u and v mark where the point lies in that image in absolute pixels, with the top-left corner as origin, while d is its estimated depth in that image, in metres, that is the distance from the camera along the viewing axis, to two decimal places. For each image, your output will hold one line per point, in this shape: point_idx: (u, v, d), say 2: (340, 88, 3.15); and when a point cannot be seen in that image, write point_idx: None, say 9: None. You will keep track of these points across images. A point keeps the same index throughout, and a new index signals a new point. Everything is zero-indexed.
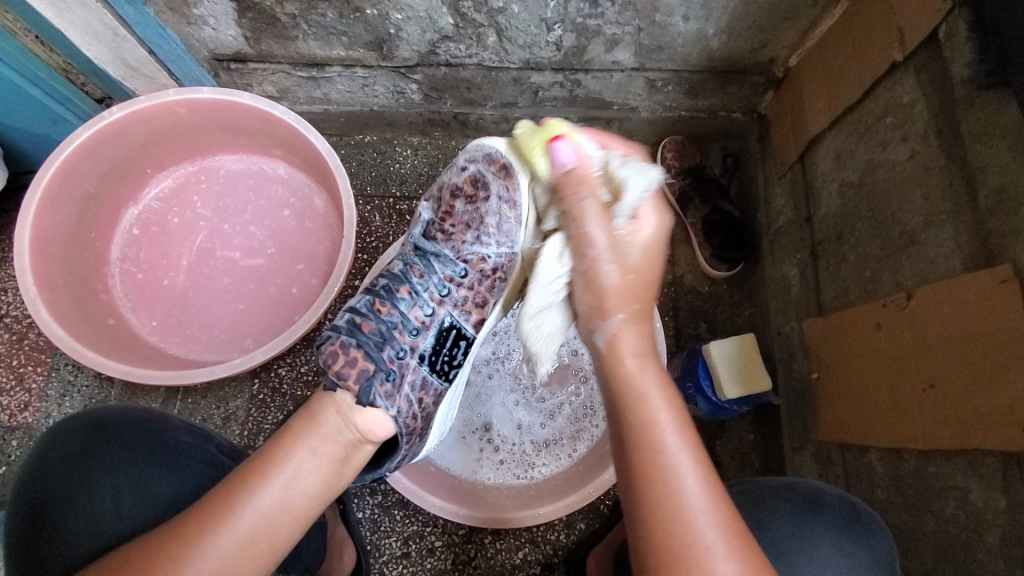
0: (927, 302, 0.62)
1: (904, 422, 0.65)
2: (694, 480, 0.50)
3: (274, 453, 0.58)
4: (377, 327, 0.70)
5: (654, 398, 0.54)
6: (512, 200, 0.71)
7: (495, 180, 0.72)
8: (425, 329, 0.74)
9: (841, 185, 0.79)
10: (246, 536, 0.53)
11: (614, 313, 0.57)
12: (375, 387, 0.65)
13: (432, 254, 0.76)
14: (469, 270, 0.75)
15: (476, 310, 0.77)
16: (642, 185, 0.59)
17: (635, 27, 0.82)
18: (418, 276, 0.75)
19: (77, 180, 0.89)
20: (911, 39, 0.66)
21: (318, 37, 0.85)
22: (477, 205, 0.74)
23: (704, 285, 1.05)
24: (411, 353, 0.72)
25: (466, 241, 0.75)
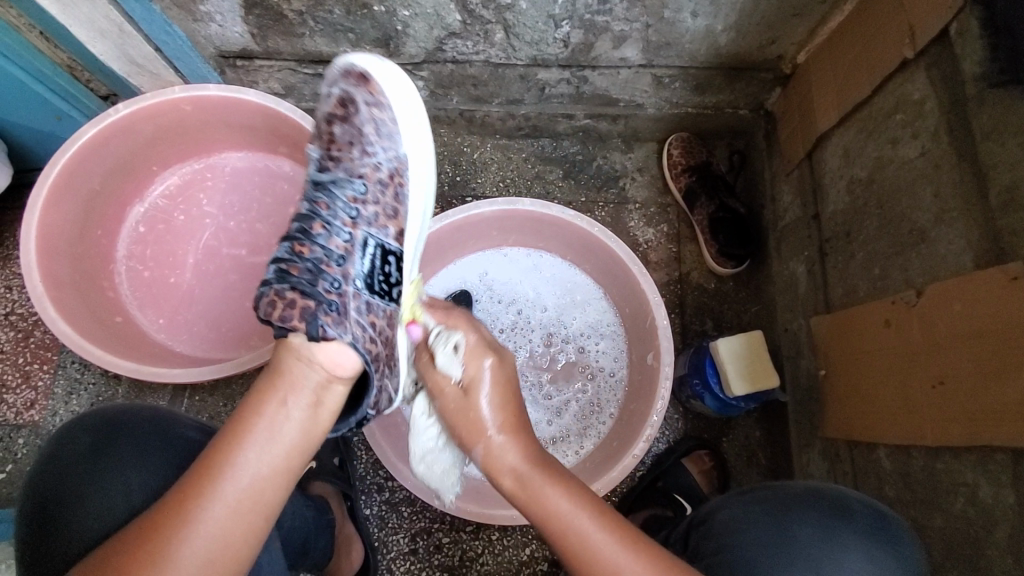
0: (938, 299, 0.62)
1: (913, 420, 0.65)
2: (616, 553, 0.50)
3: (244, 413, 0.55)
4: (303, 267, 0.62)
5: (543, 496, 0.54)
6: (378, 102, 0.70)
7: (358, 90, 0.71)
8: (351, 255, 0.66)
9: (849, 183, 0.79)
10: (237, 501, 0.52)
11: (482, 437, 0.59)
12: (321, 319, 0.59)
13: (325, 184, 0.68)
14: (367, 184, 0.69)
15: (393, 222, 0.70)
16: (450, 350, 0.64)
17: (643, 24, 0.81)
18: (326, 208, 0.67)
19: (83, 178, 0.89)
20: (921, 36, 0.66)
21: (324, 34, 0.85)
22: (351, 120, 0.70)
23: (711, 282, 1.05)
24: (347, 283, 0.64)
25: (354, 157, 0.69)
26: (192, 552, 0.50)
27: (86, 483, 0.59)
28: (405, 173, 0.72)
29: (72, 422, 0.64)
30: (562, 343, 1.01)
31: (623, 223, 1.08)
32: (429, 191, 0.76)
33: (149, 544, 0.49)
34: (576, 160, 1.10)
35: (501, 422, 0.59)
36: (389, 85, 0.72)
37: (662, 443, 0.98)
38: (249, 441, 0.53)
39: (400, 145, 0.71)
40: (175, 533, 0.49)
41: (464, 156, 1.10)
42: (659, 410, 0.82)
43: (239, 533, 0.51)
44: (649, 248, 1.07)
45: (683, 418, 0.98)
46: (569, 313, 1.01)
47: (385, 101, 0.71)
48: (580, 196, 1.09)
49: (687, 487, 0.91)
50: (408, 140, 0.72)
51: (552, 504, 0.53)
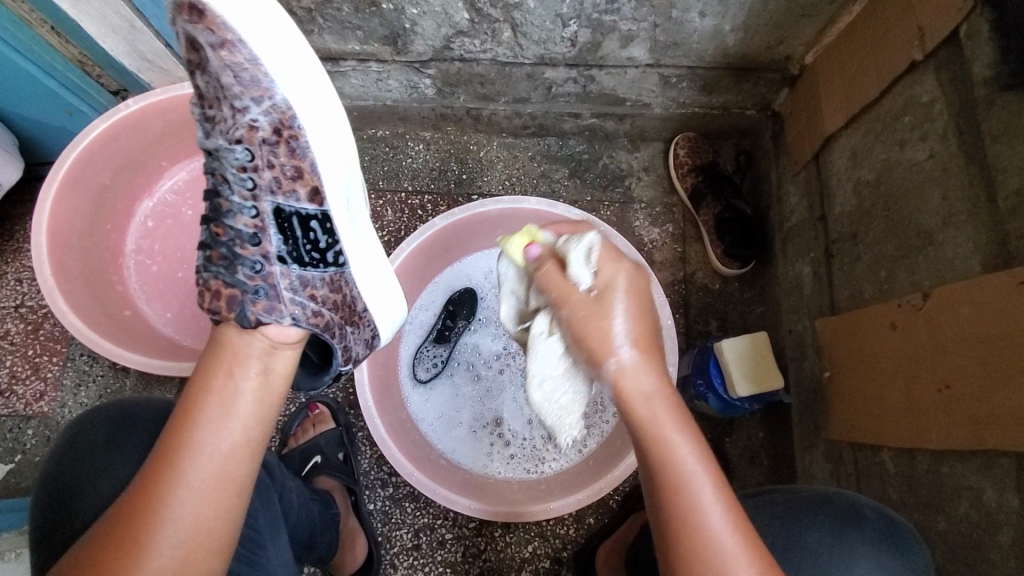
0: (943, 303, 0.62)
1: (918, 423, 0.65)
2: (718, 514, 0.48)
3: (191, 393, 0.56)
4: (223, 252, 0.65)
5: (671, 430, 0.51)
6: (223, 42, 0.63)
7: (198, 31, 0.63)
8: (264, 231, 0.66)
9: (856, 184, 0.79)
10: (205, 471, 0.53)
11: (611, 358, 0.54)
12: (249, 309, 0.61)
13: (215, 153, 0.67)
14: (251, 147, 0.65)
15: (300, 182, 0.67)
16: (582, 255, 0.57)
17: (651, 23, 0.81)
18: (226, 183, 0.67)
19: (92, 175, 0.89)
20: (930, 38, 0.66)
21: (333, 31, 0.85)
22: (208, 70, 0.64)
23: (715, 282, 1.05)
24: (268, 261, 0.65)
25: (228, 116, 0.65)
26: (170, 533, 0.51)
27: (97, 477, 0.60)
28: (292, 118, 0.66)
29: (80, 418, 0.65)
30: None
31: (628, 223, 1.08)
32: (339, 125, 0.70)
33: (131, 528, 0.50)
34: (582, 159, 1.10)
35: (634, 343, 0.54)
36: (233, 14, 0.63)
37: None
38: (204, 414, 0.55)
39: (272, 88, 0.65)
40: (148, 517, 0.50)
41: (470, 154, 1.10)
42: None
43: (214, 507, 0.53)
44: (654, 248, 1.07)
45: None
46: None
47: (232, 37, 0.63)
48: (587, 195, 1.09)
49: None
50: (281, 77, 0.65)
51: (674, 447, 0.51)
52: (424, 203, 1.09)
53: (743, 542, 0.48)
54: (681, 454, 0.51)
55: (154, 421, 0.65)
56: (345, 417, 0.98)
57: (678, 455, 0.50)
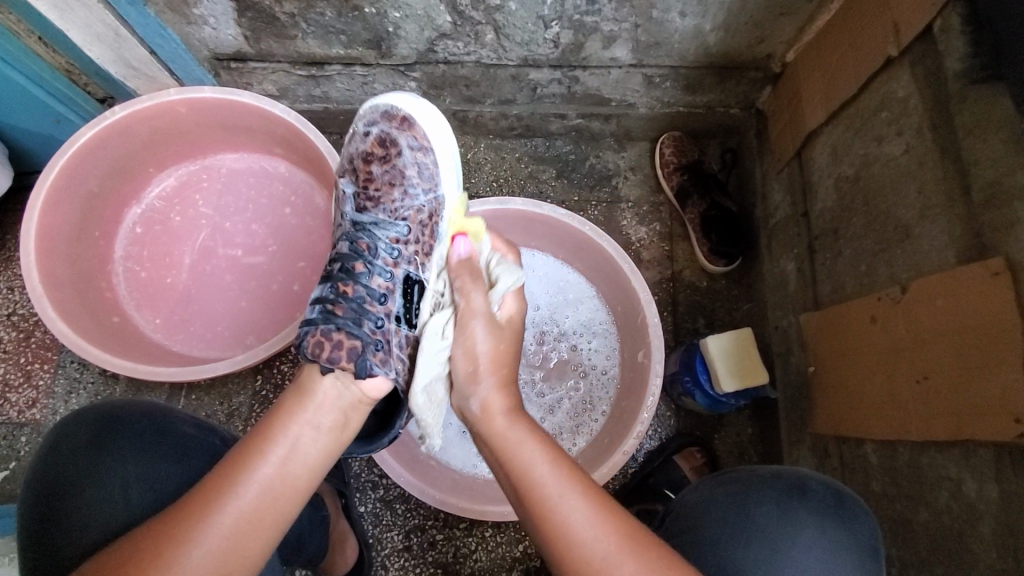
0: (921, 296, 0.63)
1: (899, 415, 0.65)
2: (573, 499, 0.53)
3: (267, 431, 0.56)
4: (349, 308, 0.65)
5: (524, 441, 0.58)
6: (423, 147, 0.71)
7: (402, 134, 0.71)
8: (393, 292, 0.68)
9: (837, 180, 0.80)
10: (260, 510, 0.53)
11: (477, 385, 0.64)
12: (370, 361, 0.62)
13: (368, 225, 0.69)
14: (410, 227, 0.70)
15: (430, 261, 0.73)
16: (510, 280, 0.71)
17: (632, 23, 0.82)
18: (367, 250, 0.68)
19: (80, 181, 0.90)
20: (905, 34, 0.67)
21: (316, 36, 0.86)
22: (395, 163, 0.70)
23: (703, 280, 1.05)
24: (388, 320, 0.67)
25: (395, 201, 0.70)
26: (203, 562, 0.50)
27: (82, 479, 0.60)
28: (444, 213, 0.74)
29: (64, 421, 0.65)
30: (555, 341, 1.01)
31: (616, 222, 1.09)
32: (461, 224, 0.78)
33: (171, 548, 0.50)
34: (569, 160, 1.10)
35: (493, 369, 0.65)
36: (432, 130, 0.73)
37: (654, 441, 0.98)
38: (276, 454, 0.55)
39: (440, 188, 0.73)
40: (188, 543, 0.50)
41: (457, 156, 1.11)
42: (649, 407, 0.83)
43: (254, 543, 0.53)
44: (641, 247, 1.07)
45: (675, 415, 0.99)
46: (561, 311, 1.01)
47: (428, 146, 0.72)
48: (574, 195, 1.10)
49: (677, 484, 0.91)
50: (449, 182, 0.74)
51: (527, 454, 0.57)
52: None
53: (597, 512, 0.52)
54: (533, 456, 0.56)
55: (141, 422, 0.65)
56: None
57: (521, 461, 0.56)
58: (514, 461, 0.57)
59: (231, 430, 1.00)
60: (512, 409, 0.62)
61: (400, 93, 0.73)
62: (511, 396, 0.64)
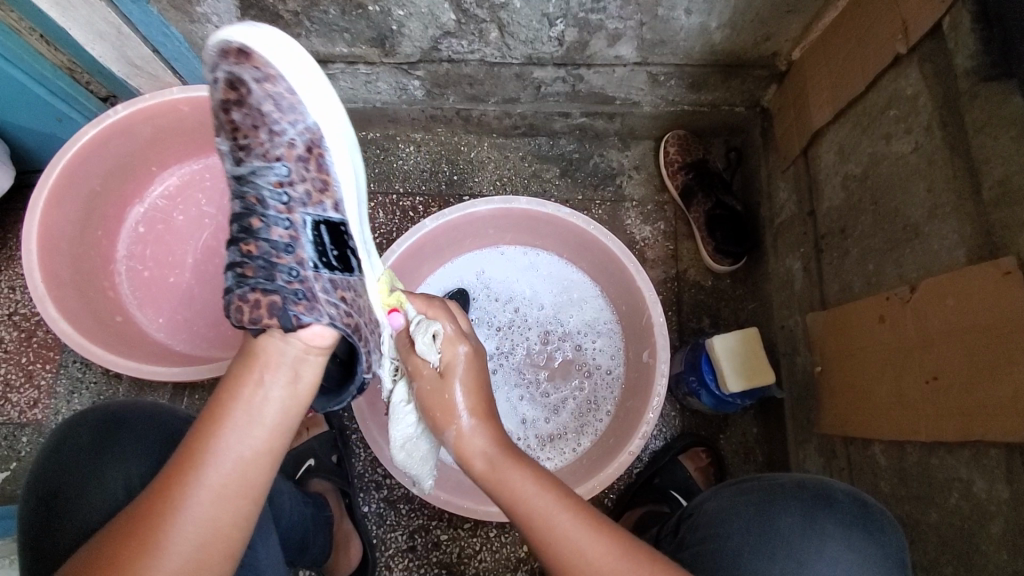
0: (929, 295, 0.62)
1: (908, 414, 0.65)
2: (571, 524, 0.53)
3: (219, 399, 0.56)
4: (258, 266, 0.63)
5: (508, 473, 0.57)
6: (268, 76, 0.65)
7: (243, 69, 0.65)
8: (298, 239, 0.65)
9: (844, 179, 0.79)
10: (225, 478, 0.52)
11: (452, 426, 0.61)
12: (290, 309, 0.60)
13: (249, 177, 0.67)
14: (287, 166, 0.67)
15: (327, 195, 0.68)
16: (426, 336, 0.65)
17: (637, 21, 0.82)
18: (258, 203, 0.66)
19: (83, 179, 0.89)
20: (914, 31, 0.66)
21: (321, 34, 0.85)
22: (249, 103, 0.66)
23: (707, 279, 1.05)
24: (303, 266, 0.64)
25: (263, 142, 0.66)
26: (185, 534, 0.50)
27: (84, 478, 0.60)
28: (323, 140, 0.68)
29: (67, 421, 0.65)
30: (559, 341, 1.01)
31: (620, 221, 1.08)
32: (352, 145, 0.72)
33: (146, 530, 0.49)
34: (573, 159, 1.10)
35: (465, 408, 0.62)
36: (274, 53, 0.66)
37: (659, 441, 0.97)
38: (231, 421, 0.54)
39: (306, 114, 0.67)
40: (166, 518, 0.50)
41: (461, 155, 1.11)
42: (655, 407, 0.83)
43: (232, 510, 0.52)
44: (646, 246, 1.07)
45: (680, 415, 0.98)
46: (565, 311, 1.01)
47: (275, 72, 0.66)
48: (577, 195, 1.09)
49: (683, 484, 0.91)
50: (312, 103, 0.67)
51: (516, 486, 0.56)
52: (416, 204, 1.09)
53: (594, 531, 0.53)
54: (521, 486, 0.56)
55: (144, 421, 0.65)
56: (339, 421, 0.97)
57: (527, 504, 0.55)
58: (518, 504, 0.55)
59: None
60: (498, 440, 0.60)
61: (237, 24, 0.67)
62: (493, 428, 0.61)
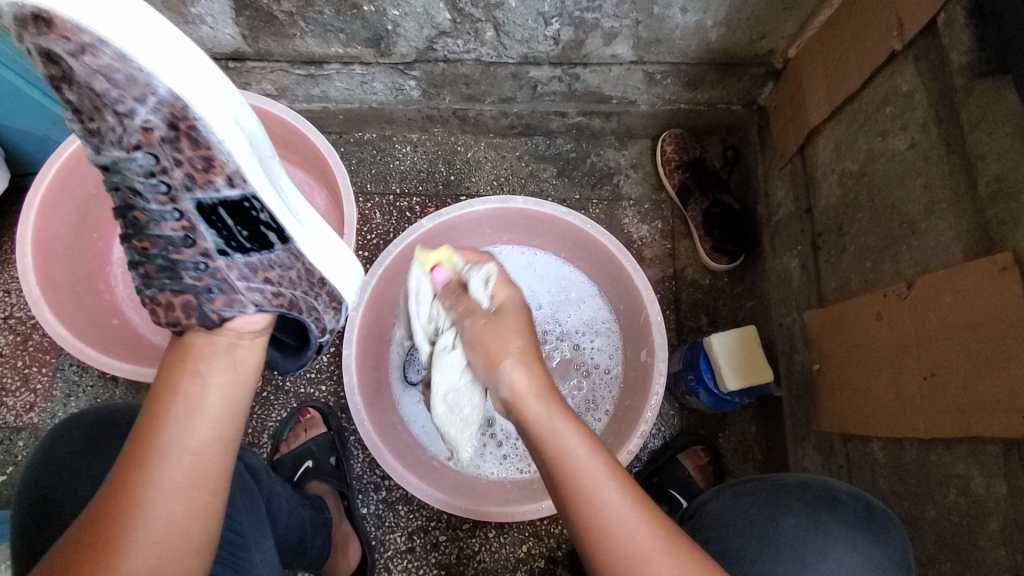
0: (928, 291, 0.62)
1: (905, 411, 0.65)
2: (612, 494, 0.51)
3: (157, 393, 0.54)
4: (161, 264, 0.61)
5: (558, 426, 0.54)
6: (84, 47, 0.52)
7: (49, 41, 0.52)
8: (195, 228, 0.61)
9: (841, 175, 0.79)
10: (176, 473, 0.51)
11: (504, 362, 0.57)
12: (207, 307, 0.59)
13: (114, 168, 0.60)
14: (152, 149, 0.58)
15: (215, 172, 0.60)
16: (480, 277, 0.66)
17: (633, 20, 0.82)
18: (137, 195, 0.60)
19: (77, 182, 0.89)
20: (909, 28, 0.66)
21: (316, 35, 0.85)
22: (78, 82, 0.55)
23: (705, 278, 1.04)
24: (210, 258, 0.61)
25: (116, 127, 0.57)
26: (149, 533, 0.48)
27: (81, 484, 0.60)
28: (185, 109, 0.58)
29: (60, 426, 0.64)
30: (557, 341, 1.00)
31: (617, 221, 1.08)
32: (224, 94, 0.61)
33: (105, 534, 0.47)
34: (570, 158, 1.10)
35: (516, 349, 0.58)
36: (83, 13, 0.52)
37: (657, 440, 0.97)
38: (172, 415, 0.52)
39: (154, 84, 0.55)
40: (123, 518, 0.48)
41: (458, 155, 1.10)
42: (654, 406, 0.82)
43: (187, 505, 0.50)
44: (643, 245, 1.07)
45: (678, 414, 0.97)
46: (563, 310, 1.01)
47: (90, 37, 0.52)
48: (574, 194, 1.09)
49: (683, 483, 0.91)
50: (158, 66, 0.56)
51: (564, 442, 0.53)
52: (413, 204, 1.09)
53: (635, 506, 0.51)
54: (571, 444, 0.53)
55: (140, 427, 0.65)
56: (337, 422, 0.97)
57: (572, 466, 0.52)
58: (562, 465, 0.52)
59: None
60: (542, 388, 0.56)
61: None
62: (538, 370, 0.57)
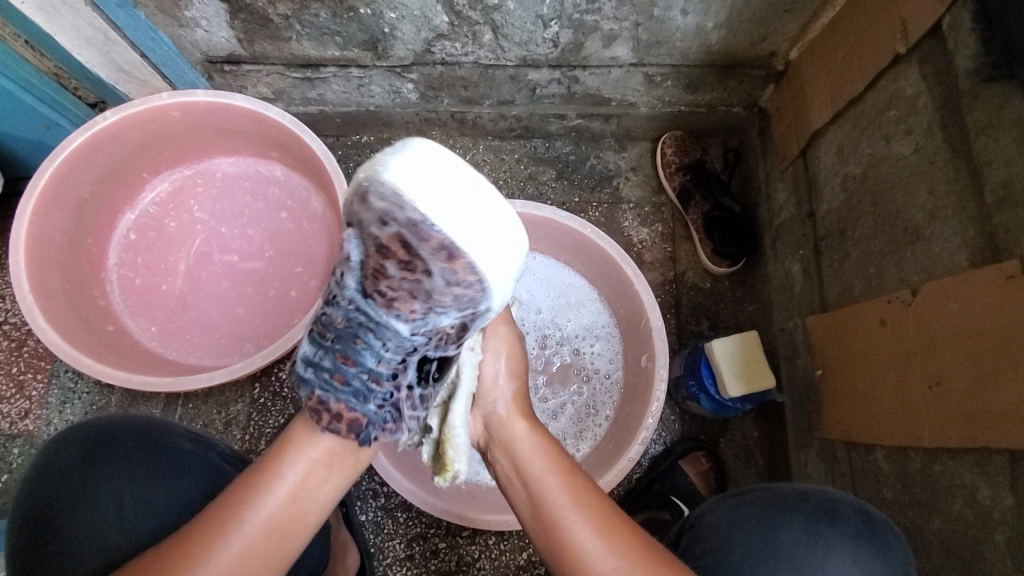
0: (933, 299, 0.61)
1: (910, 419, 0.64)
2: (578, 516, 0.54)
3: (277, 462, 0.53)
4: (351, 382, 0.54)
5: (533, 451, 0.60)
6: (453, 265, 0.48)
7: (422, 244, 0.47)
8: (404, 370, 0.56)
9: (843, 180, 0.78)
10: (262, 547, 0.52)
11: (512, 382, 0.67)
12: (374, 431, 0.56)
13: (368, 306, 0.52)
14: (422, 325, 0.53)
15: (451, 342, 0.57)
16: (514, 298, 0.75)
17: (633, 22, 0.81)
18: (376, 327, 0.53)
19: (71, 188, 0.88)
20: (913, 32, 0.65)
21: (312, 37, 0.84)
22: (417, 276, 0.49)
23: (706, 281, 1.03)
24: (399, 390, 0.57)
25: (415, 310, 0.51)
26: None
27: (76, 499, 0.59)
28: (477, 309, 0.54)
29: (59, 436, 0.64)
30: (557, 345, 0.99)
31: (617, 224, 1.07)
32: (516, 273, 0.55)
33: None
34: (569, 161, 1.09)
35: (511, 375, 0.67)
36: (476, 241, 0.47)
37: (658, 446, 0.96)
38: (281, 490, 0.53)
39: (483, 293, 0.51)
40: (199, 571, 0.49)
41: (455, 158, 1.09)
42: (654, 412, 0.82)
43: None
44: (643, 248, 1.06)
45: (680, 420, 0.96)
46: (563, 315, 1.00)
47: (463, 258, 0.47)
48: (574, 196, 1.08)
49: (685, 490, 0.90)
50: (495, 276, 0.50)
51: (533, 467, 0.58)
52: None
53: (602, 527, 0.53)
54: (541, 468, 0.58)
55: (135, 438, 0.63)
56: None
57: (557, 506, 0.55)
58: (550, 507, 0.55)
59: (228, 440, 0.97)
60: (526, 417, 0.63)
61: (422, 159, 0.46)
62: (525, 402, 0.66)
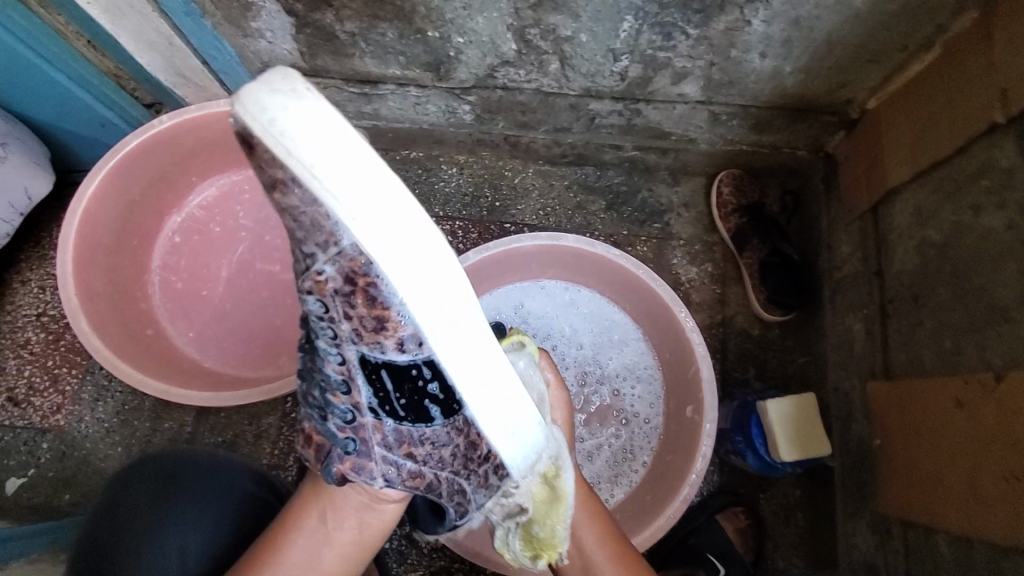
0: (1016, 388, 0.58)
1: (981, 510, 0.60)
2: None
3: (289, 528, 0.62)
4: (315, 395, 0.60)
5: (582, 523, 0.66)
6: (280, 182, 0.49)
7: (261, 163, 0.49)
8: (352, 380, 0.57)
9: (920, 243, 0.74)
10: None
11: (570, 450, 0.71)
12: (336, 463, 0.60)
13: (309, 312, 0.57)
14: (329, 298, 0.54)
15: (386, 335, 0.53)
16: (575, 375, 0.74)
17: (707, 61, 0.78)
18: (315, 327, 0.57)
19: (121, 190, 0.88)
20: (1015, 101, 0.61)
21: (375, 55, 0.82)
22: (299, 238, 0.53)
23: (756, 328, 1.00)
24: (360, 412, 0.58)
25: (314, 280, 0.53)
26: None
27: (141, 538, 0.58)
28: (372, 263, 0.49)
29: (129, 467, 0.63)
30: (597, 384, 0.96)
31: (666, 260, 1.04)
32: (422, 243, 0.49)
33: None
34: (620, 192, 1.06)
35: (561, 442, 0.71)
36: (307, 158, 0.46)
37: (695, 497, 0.93)
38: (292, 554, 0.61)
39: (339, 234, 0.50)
40: None
41: (505, 180, 1.07)
42: (699, 469, 0.79)
43: None
44: (691, 287, 1.03)
45: (718, 471, 0.93)
46: (604, 352, 0.97)
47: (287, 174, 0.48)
48: (623, 229, 1.05)
49: (721, 547, 0.87)
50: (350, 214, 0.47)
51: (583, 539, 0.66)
52: (453, 228, 1.05)
53: None
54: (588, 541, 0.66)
55: (204, 479, 0.62)
56: None
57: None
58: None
59: (257, 453, 0.96)
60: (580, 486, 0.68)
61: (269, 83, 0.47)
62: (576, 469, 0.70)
